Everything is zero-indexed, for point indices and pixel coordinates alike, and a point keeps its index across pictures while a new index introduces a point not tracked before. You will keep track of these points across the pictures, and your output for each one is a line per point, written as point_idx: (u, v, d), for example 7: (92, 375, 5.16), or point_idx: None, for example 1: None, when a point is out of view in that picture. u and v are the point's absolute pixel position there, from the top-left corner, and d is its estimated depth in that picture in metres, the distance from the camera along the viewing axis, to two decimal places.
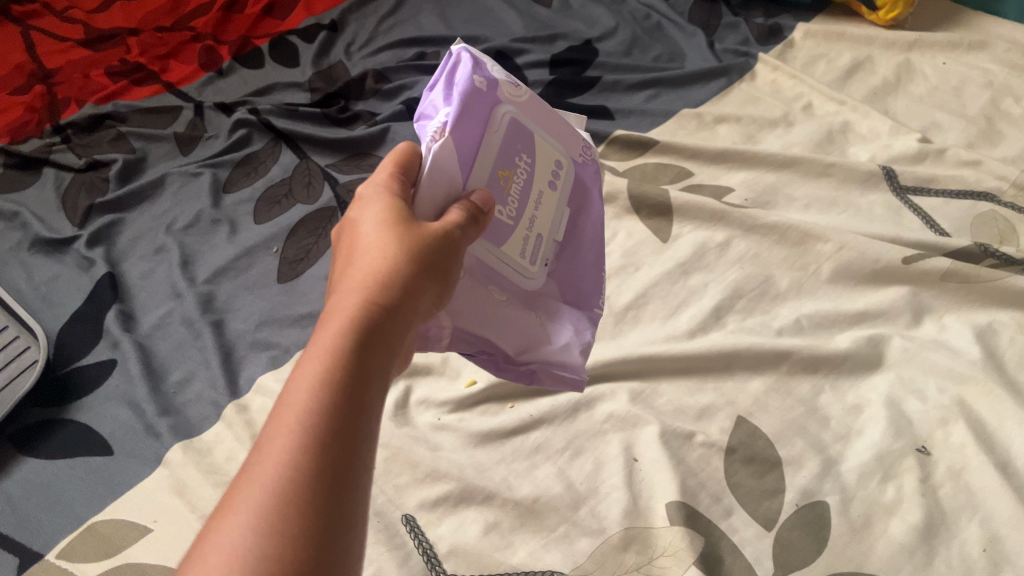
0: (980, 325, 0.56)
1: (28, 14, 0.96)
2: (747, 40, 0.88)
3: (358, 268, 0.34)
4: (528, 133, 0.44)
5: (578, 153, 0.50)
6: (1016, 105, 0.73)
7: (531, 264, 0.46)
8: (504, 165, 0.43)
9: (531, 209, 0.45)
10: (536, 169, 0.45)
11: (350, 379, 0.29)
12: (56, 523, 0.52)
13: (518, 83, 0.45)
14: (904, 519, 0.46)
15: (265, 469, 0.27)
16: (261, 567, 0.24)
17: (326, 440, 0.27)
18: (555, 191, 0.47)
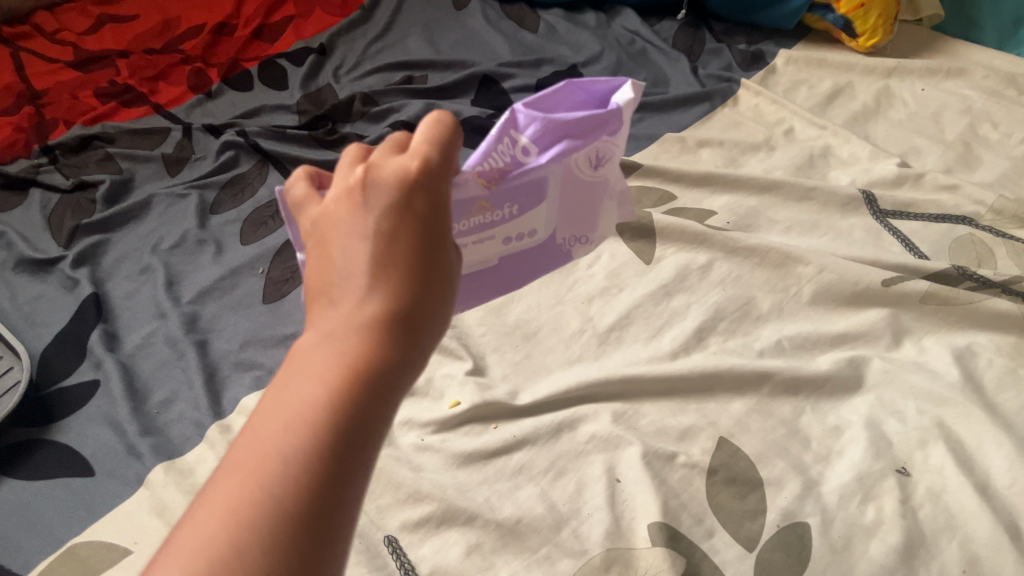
0: (958, 348, 0.56)
1: (18, 36, 0.96)
2: (730, 65, 0.89)
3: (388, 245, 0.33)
4: (539, 198, 0.45)
5: (573, 237, 0.50)
6: (994, 131, 0.75)
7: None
8: (497, 203, 0.44)
9: (467, 240, 0.44)
10: (508, 225, 0.45)
11: (366, 405, 0.30)
12: (35, 544, 0.51)
13: (602, 166, 0.46)
14: (884, 539, 0.47)
15: (279, 461, 0.28)
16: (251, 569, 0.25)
17: (336, 458, 0.28)
18: (505, 245, 0.46)
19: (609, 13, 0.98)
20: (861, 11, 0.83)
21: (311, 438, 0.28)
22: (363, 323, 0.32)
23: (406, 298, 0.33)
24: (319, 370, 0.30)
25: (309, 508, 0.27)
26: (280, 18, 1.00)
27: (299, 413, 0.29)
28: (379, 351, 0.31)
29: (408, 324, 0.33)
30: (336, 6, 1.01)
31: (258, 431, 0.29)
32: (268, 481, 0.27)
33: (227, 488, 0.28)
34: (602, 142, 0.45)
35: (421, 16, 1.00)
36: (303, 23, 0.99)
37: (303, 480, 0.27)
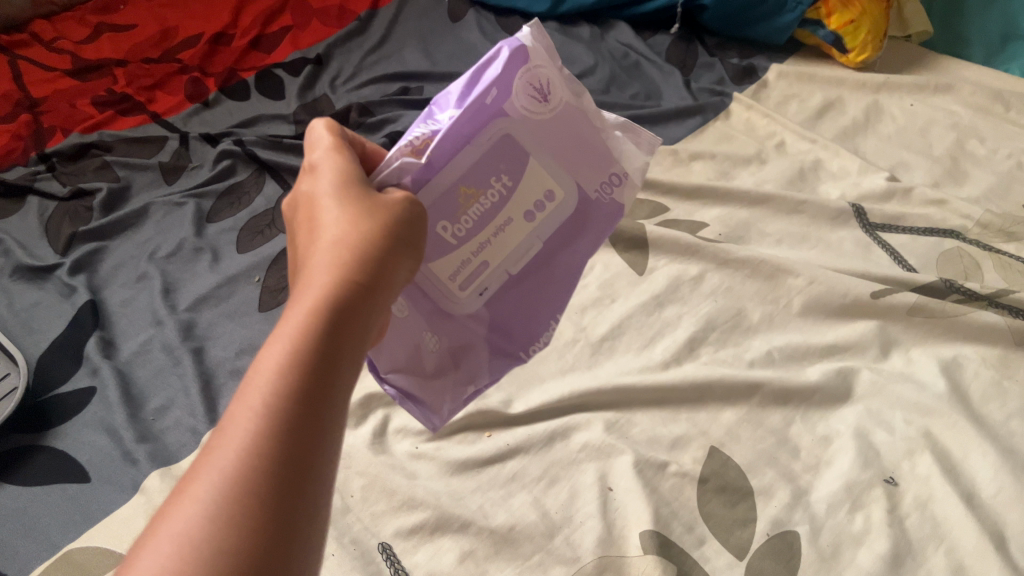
0: (945, 359, 0.57)
1: (17, 44, 0.97)
2: (722, 79, 0.90)
3: (322, 225, 0.36)
4: (522, 156, 0.44)
5: (595, 187, 0.47)
6: (981, 146, 0.76)
7: (464, 293, 0.45)
8: (485, 183, 0.43)
9: (488, 235, 0.44)
10: (516, 198, 0.45)
11: (315, 342, 0.30)
12: (31, 549, 0.51)
13: (547, 99, 0.44)
14: (872, 548, 0.47)
15: (240, 410, 0.28)
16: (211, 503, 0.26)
17: (287, 394, 0.29)
18: (531, 223, 0.46)
19: (603, 26, 0.99)
20: (851, 26, 0.85)
21: (284, 414, 0.28)
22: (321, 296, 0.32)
23: (354, 264, 0.33)
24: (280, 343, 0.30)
25: (289, 485, 0.27)
26: (277, 29, 1.00)
27: (268, 391, 0.28)
28: (340, 321, 0.31)
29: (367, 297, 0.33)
30: (332, 17, 1.02)
31: (228, 414, 0.28)
32: (247, 459, 0.27)
33: (203, 476, 0.27)
34: (532, 71, 0.43)
35: (417, 29, 1.01)
36: (299, 33, 1.00)
37: (281, 455, 0.27)
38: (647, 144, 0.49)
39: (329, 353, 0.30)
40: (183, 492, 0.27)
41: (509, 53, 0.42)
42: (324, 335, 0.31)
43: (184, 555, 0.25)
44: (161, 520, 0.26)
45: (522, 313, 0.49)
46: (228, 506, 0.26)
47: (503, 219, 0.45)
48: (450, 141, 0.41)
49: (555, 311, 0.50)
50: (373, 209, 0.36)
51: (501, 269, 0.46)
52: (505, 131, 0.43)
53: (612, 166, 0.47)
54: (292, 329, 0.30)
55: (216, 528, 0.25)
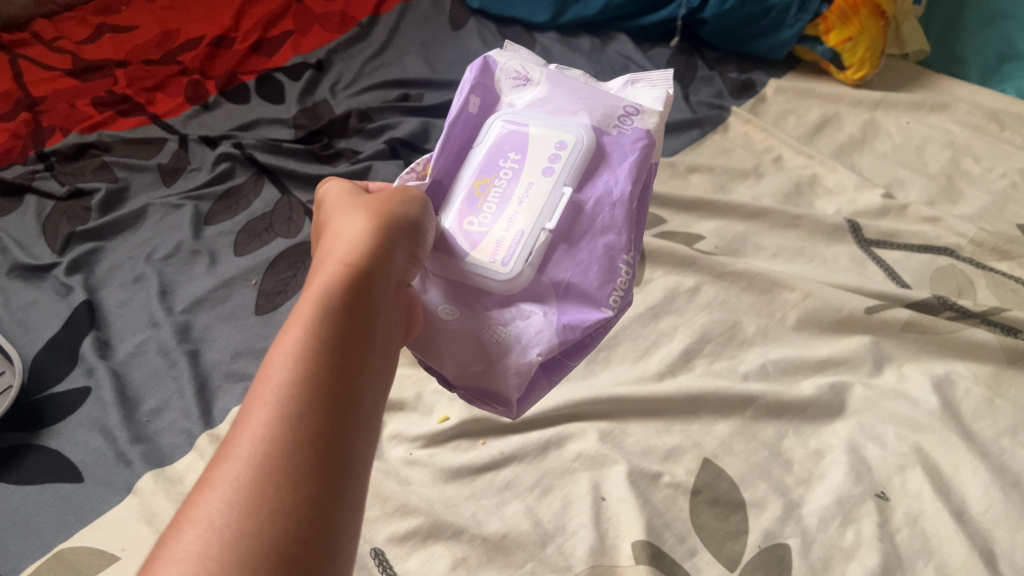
0: (938, 375, 0.58)
1: (17, 43, 0.97)
2: (721, 92, 0.91)
3: (326, 245, 0.38)
4: (520, 133, 0.47)
5: (611, 124, 0.47)
6: (976, 165, 0.77)
7: (505, 263, 0.43)
8: (495, 169, 0.46)
9: (515, 207, 0.44)
10: (528, 163, 0.45)
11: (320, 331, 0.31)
12: (22, 548, 0.51)
13: (527, 85, 0.50)
14: (862, 562, 0.48)
15: (256, 401, 0.29)
16: (235, 484, 0.27)
17: (296, 379, 0.30)
18: (552, 175, 0.45)
19: (603, 37, 0.99)
20: (849, 43, 0.86)
21: (299, 396, 0.29)
22: (325, 289, 0.33)
23: (352, 262, 0.35)
24: (289, 337, 0.31)
25: (312, 460, 0.28)
26: (279, 33, 1.01)
27: (281, 380, 0.30)
28: (348, 310, 0.33)
29: (374, 289, 0.34)
30: (334, 23, 1.02)
31: (244, 408, 0.29)
32: (266, 441, 0.28)
33: (227, 463, 0.28)
34: (501, 89, 0.50)
35: (418, 36, 1.01)
36: (301, 38, 1.00)
37: (299, 435, 0.28)
38: (660, 91, 0.49)
39: (339, 341, 0.31)
40: (206, 484, 0.27)
41: (476, 70, 0.49)
42: (331, 325, 0.32)
43: (215, 535, 0.25)
44: (189, 512, 0.27)
45: (583, 263, 0.44)
46: (251, 481, 0.27)
47: (524, 185, 0.45)
48: (450, 145, 0.47)
49: (621, 250, 0.44)
50: (373, 219, 0.38)
51: (538, 229, 0.43)
52: (501, 118, 0.48)
53: (623, 110, 0.48)
54: (299, 323, 0.32)
55: (243, 506, 0.26)
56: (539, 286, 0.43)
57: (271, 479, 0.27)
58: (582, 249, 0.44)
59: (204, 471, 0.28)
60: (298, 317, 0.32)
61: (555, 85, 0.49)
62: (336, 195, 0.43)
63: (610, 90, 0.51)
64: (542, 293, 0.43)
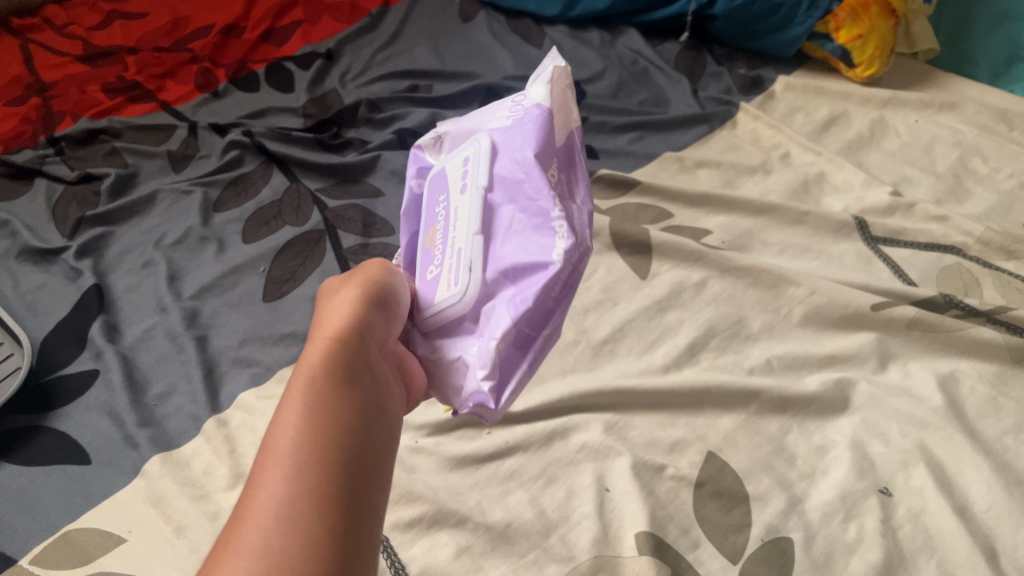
0: (943, 374, 0.58)
1: (29, 28, 0.98)
2: (729, 89, 0.91)
3: (316, 328, 0.41)
4: (443, 176, 0.46)
5: (512, 109, 0.44)
6: (984, 164, 0.77)
7: (452, 286, 0.42)
8: (434, 216, 0.46)
9: (451, 237, 0.44)
10: (452, 191, 0.45)
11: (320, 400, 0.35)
12: (29, 528, 0.52)
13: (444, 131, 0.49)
14: (864, 557, 0.48)
15: (269, 461, 0.32)
16: (259, 528, 0.29)
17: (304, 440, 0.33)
18: (467, 188, 0.43)
19: (613, 31, 0.99)
20: (859, 41, 0.86)
21: (305, 459, 0.32)
22: (316, 364, 0.37)
23: (341, 339, 0.39)
24: (288, 412, 0.34)
25: (324, 511, 0.30)
26: (289, 23, 1.01)
27: (291, 442, 0.33)
28: (341, 383, 0.36)
29: (361, 364, 0.38)
30: (344, 13, 1.02)
31: (252, 476, 0.32)
32: (278, 498, 0.30)
33: (248, 514, 0.30)
34: (427, 149, 0.50)
35: (428, 27, 1.01)
36: (311, 27, 1.01)
37: (313, 484, 0.31)
38: (543, 64, 0.45)
39: (336, 410, 0.35)
40: (224, 545, 0.29)
41: (413, 160, 0.51)
42: (327, 399, 0.35)
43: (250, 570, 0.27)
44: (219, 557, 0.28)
45: (516, 239, 0.40)
46: (273, 525, 0.29)
47: (455, 212, 0.44)
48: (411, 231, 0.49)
49: (551, 207, 0.39)
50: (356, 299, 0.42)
51: (470, 234, 0.42)
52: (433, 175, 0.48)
53: (515, 99, 0.44)
54: (295, 400, 0.35)
55: (263, 555, 0.28)
56: (490, 284, 0.41)
57: (292, 520, 0.29)
58: (512, 233, 0.41)
59: (221, 536, 0.30)
60: (293, 395, 0.35)
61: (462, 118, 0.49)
62: (323, 290, 0.47)
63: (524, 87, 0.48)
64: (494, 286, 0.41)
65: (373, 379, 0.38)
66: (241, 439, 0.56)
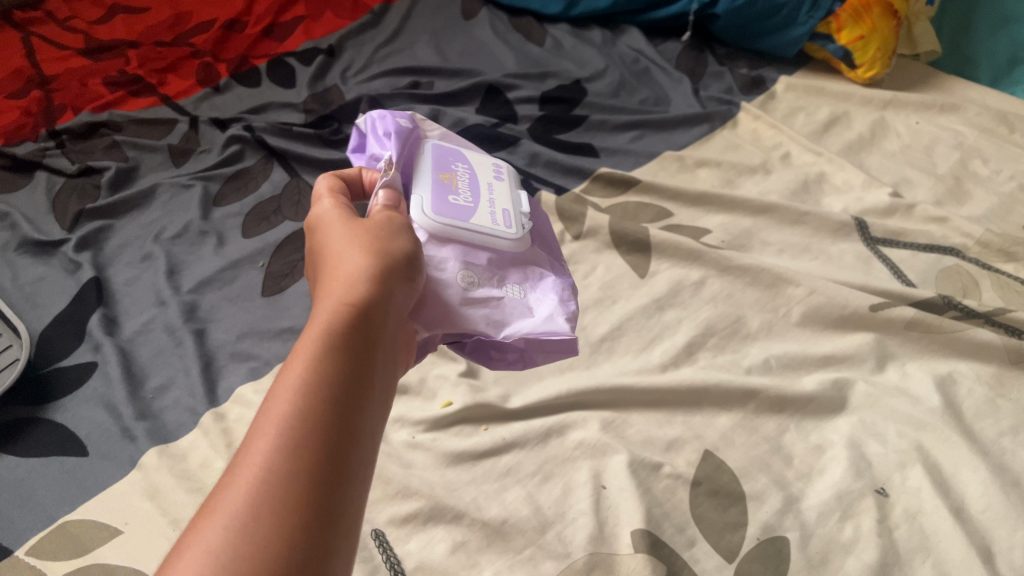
0: (941, 374, 0.58)
1: (29, 20, 0.96)
2: (731, 88, 0.91)
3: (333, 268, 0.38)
4: (461, 152, 0.52)
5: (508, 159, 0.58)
6: (983, 166, 0.77)
7: (512, 230, 0.48)
8: (450, 167, 0.50)
9: (486, 194, 0.49)
10: (478, 169, 0.51)
11: (330, 366, 0.32)
12: (26, 519, 0.52)
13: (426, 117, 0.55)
14: (860, 557, 0.48)
15: (264, 427, 0.30)
16: (240, 506, 0.27)
17: (305, 410, 0.30)
18: (502, 177, 0.52)
19: (615, 30, 1.00)
20: (861, 42, 0.86)
21: (302, 444, 0.29)
22: (329, 325, 0.34)
23: (357, 299, 0.35)
24: (290, 380, 0.31)
25: (315, 509, 0.27)
26: (291, 18, 1.01)
27: (289, 410, 0.30)
28: (349, 352, 0.33)
29: (371, 331, 0.35)
30: (347, 10, 1.03)
31: (245, 440, 0.29)
32: (265, 476, 0.28)
33: (231, 488, 0.28)
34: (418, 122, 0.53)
35: (430, 24, 1.01)
36: (313, 24, 1.01)
37: (305, 467, 0.28)
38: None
39: (341, 383, 0.32)
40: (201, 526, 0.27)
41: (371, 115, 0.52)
42: (333, 377, 0.32)
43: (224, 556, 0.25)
44: (194, 531, 0.27)
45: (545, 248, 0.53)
46: (254, 506, 0.27)
47: (487, 185, 0.50)
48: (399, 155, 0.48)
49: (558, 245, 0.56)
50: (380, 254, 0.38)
51: (517, 209, 0.50)
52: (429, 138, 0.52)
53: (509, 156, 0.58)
54: (299, 367, 0.32)
55: (247, 544, 0.26)
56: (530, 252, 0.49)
57: (279, 503, 0.27)
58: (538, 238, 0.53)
59: (195, 515, 0.27)
60: (297, 361, 0.32)
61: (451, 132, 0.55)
62: (334, 215, 0.42)
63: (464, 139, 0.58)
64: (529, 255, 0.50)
65: (381, 350, 0.35)
66: (239, 432, 0.56)
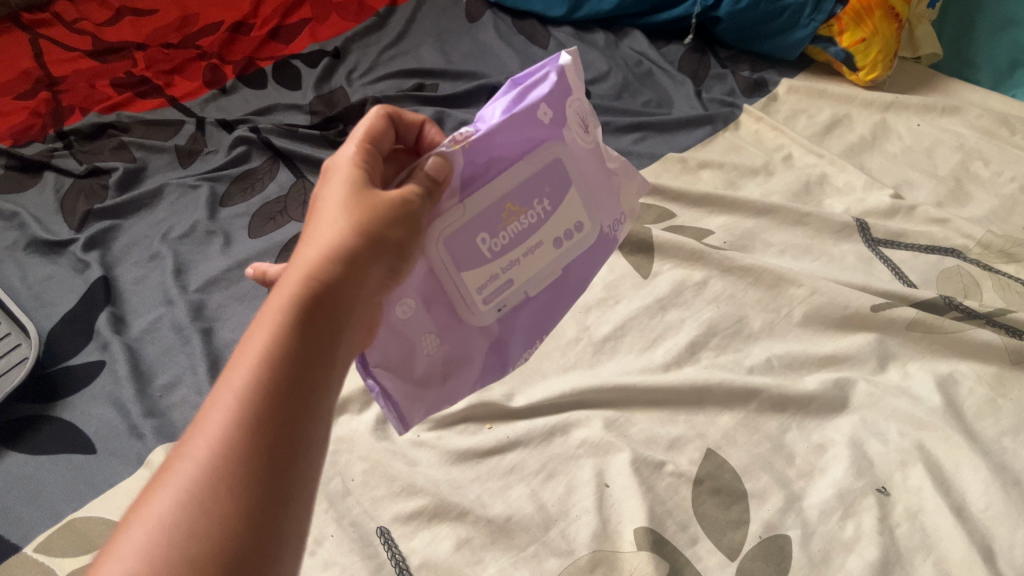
0: (942, 374, 0.58)
1: (38, 22, 0.97)
2: (733, 91, 0.91)
3: (320, 217, 0.36)
4: (563, 183, 0.46)
5: (608, 225, 0.51)
6: (985, 168, 0.77)
7: (487, 307, 0.45)
8: (527, 204, 0.44)
9: (516, 254, 0.45)
10: (547, 223, 0.46)
11: (294, 338, 0.31)
12: (35, 517, 0.52)
13: (586, 133, 0.47)
14: (862, 555, 0.48)
15: (221, 402, 0.29)
16: (187, 482, 0.28)
17: (262, 385, 0.30)
18: (556, 249, 0.47)
19: (618, 33, 1.00)
20: (863, 45, 0.86)
21: (243, 446, 0.28)
22: (300, 293, 0.32)
23: (336, 262, 0.33)
24: (241, 373, 0.30)
25: (259, 501, 0.27)
26: (297, 20, 1.01)
27: (244, 385, 0.30)
28: (317, 322, 0.32)
29: (346, 296, 0.33)
30: (352, 12, 1.03)
31: (204, 411, 0.30)
32: (211, 455, 0.28)
33: (181, 462, 0.28)
34: (569, 110, 0.45)
35: (434, 28, 1.02)
36: (318, 26, 1.01)
37: (254, 445, 0.28)
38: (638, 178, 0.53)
39: (304, 355, 0.31)
40: (136, 517, 0.27)
41: (553, 78, 0.44)
42: (287, 367, 0.30)
43: (161, 536, 0.26)
44: (145, 501, 0.28)
45: (535, 329, 0.50)
46: (200, 485, 0.27)
47: (529, 244, 0.45)
48: (494, 137, 0.41)
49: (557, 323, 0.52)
50: (366, 210, 0.35)
51: (523, 290, 0.46)
52: (556, 152, 0.45)
53: (613, 204, 0.51)
54: (249, 356, 0.30)
55: (185, 527, 0.26)
56: (480, 332, 0.46)
57: (224, 483, 0.27)
58: (528, 324, 0.49)
59: (145, 488, 0.28)
60: (248, 350, 0.31)
61: (597, 145, 0.48)
62: (345, 169, 0.38)
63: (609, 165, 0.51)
64: (488, 340, 0.47)
65: (357, 315, 0.34)
66: None
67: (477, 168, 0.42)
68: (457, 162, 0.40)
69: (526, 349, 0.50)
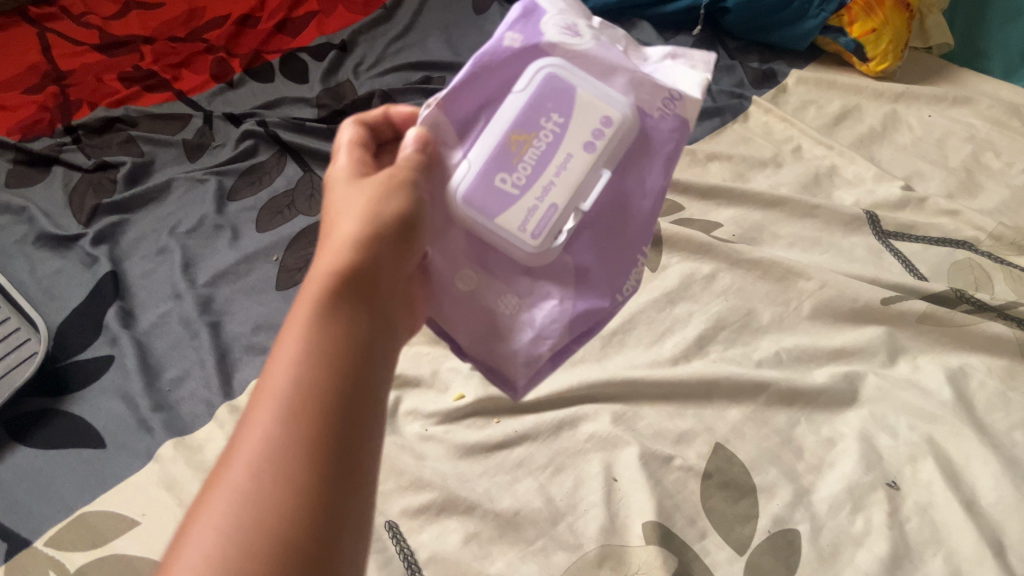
0: (952, 368, 0.58)
1: (45, 16, 0.98)
2: (742, 82, 0.91)
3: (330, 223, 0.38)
4: (570, 89, 0.43)
5: (658, 106, 0.46)
6: (996, 160, 0.76)
7: (540, 238, 0.43)
8: (534, 125, 0.43)
9: (550, 177, 0.43)
10: (572, 133, 0.43)
11: (323, 334, 0.33)
12: (46, 511, 0.53)
13: (581, 36, 0.45)
14: (871, 549, 0.48)
15: (263, 400, 0.31)
16: (242, 478, 0.29)
17: (300, 381, 0.32)
18: (596, 153, 0.43)
19: (625, 24, 0.99)
20: (872, 35, 0.85)
21: (292, 437, 0.30)
22: (321, 293, 0.34)
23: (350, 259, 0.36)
24: (279, 372, 0.32)
25: (315, 486, 0.29)
26: (304, 13, 1.01)
27: (284, 383, 0.32)
28: (342, 318, 0.34)
29: (364, 295, 0.36)
30: (359, 4, 1.03)
31: (247, 413, 0.31)
32: (263, 450, 0.30)
33: (235, 461, 0.30)
34: (544, 24, 0.44)
35: (441, 19, 1.01)
36: (325, 18, 1.01)
37: (303, 435, 0.30)
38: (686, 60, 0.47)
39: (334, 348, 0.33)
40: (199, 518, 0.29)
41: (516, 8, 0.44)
42: (321, 362, 0.32)
43: (228, 529, 0.28)
44: (205, 502, 0.29)
45: (613, 254, 0.47)
46: (256, 477, 0.29)
47: (563, 160, 0.43)
48: (464, 83, 0.43)
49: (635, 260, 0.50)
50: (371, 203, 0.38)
51: (577, 206, 0.44)
52: (547, 64, 0.43)
53: (667, 82, 0.46)
54: (284, 358, 0.33)
55: (247, 517, 0.28)
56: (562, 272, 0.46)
57: (279, 472, 0.29)
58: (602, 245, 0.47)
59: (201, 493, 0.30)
60: (282, 352, 0.33)
61: (602, 41, 0.45)
62: (341, 176, 0.41)
63: (649, 61, 0.47)
64: (572, 277, 0.46)
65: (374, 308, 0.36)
66: None
67: (471, 116, 0.44)
68: (436, 123, 0.43)
69: (613, 277, 0.47)
